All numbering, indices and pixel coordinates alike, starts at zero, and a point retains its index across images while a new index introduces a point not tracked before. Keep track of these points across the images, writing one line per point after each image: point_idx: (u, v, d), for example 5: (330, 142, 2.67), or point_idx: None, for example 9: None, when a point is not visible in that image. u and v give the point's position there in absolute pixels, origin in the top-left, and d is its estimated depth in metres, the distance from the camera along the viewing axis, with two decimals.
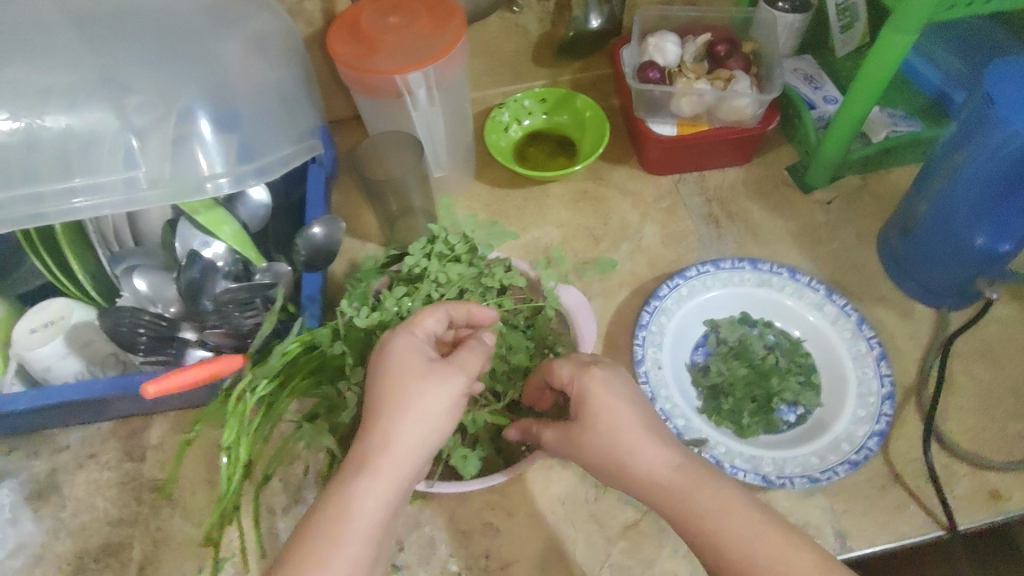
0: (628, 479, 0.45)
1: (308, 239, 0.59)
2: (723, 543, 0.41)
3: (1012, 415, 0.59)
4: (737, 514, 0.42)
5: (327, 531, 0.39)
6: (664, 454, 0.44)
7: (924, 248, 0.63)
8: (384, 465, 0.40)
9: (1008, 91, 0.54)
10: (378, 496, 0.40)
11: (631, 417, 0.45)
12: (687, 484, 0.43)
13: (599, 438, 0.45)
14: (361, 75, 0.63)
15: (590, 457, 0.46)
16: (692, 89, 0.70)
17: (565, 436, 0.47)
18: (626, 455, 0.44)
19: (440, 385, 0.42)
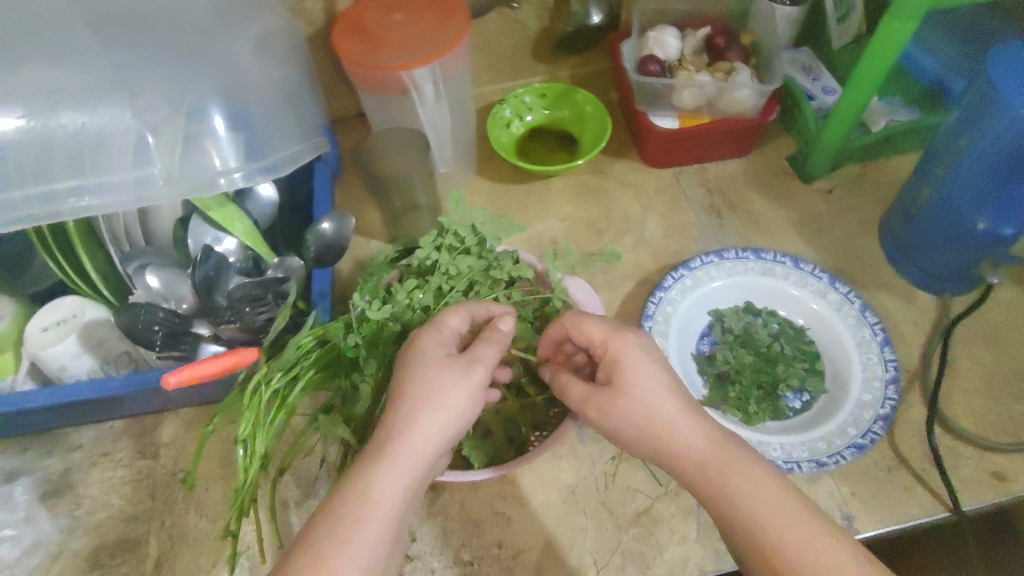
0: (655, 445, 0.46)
1: (318, 235, 0.60)
2: (744, 512, 0.43)
3: (1017, 397, 0.60)
4: (757, 483, 0.44)
5: (352, 516, 0.39)
6: (691, 421, 0.46)
7: (927, 233, 0.64)
8: (405, 454, 0.41)
9: (1013, 75, 0.54)
10: (397, 485, 0.41)
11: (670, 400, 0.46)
12: (710, 454, 0.45)
13: (639, 408, 0.46)
14: (368, 72, 0.64)
15: (617, 423, 0.47)
16: (693, 81, 0.71)
17: (600, 399, 0.47)
18: (655, 420, 0.46)
19: (458, 379, 0.44)
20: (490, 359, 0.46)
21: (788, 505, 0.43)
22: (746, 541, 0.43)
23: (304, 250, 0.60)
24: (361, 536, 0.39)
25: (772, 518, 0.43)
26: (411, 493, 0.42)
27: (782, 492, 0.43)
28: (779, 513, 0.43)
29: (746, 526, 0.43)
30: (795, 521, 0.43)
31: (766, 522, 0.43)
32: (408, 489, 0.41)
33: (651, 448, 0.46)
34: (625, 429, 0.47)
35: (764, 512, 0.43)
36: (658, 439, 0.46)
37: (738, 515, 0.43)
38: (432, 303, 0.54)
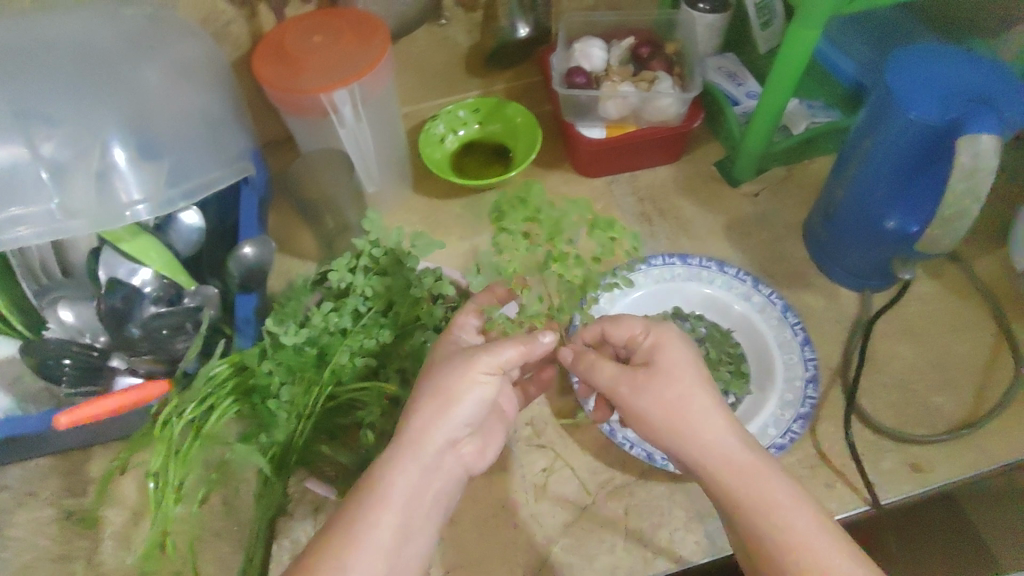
0: (678, 438, 0.46)
1: (239, 261, 0.59)
2: (750, 507, 0.44)
3: (933, 389, 0.62)
4: (763, 482, 0.44)
5: (366, 503, 0.43)
6: (717, 414, 0.46)
7: (844, 232, 0.65)
8: (418, 444, 0.45)
9: (906, 80, 0.55)
10: (410, 473, 0.44)
11: (702, 398, 0.47)
12: (729, 449, 0.45)
13: (668, 392, 0.47)
14: (287, 96, 0.64)
15: (645, 414, 0.48)
16: (617, 92, 0.72)
17: (628, 386, 0.49)
18: (682, 411, 0.46)
19: (472, 373, 0.47)
20: (507, 355, 0.48)
21: (792, 502, 0.43)
22: (751, 539, 0.44)
23: (228, 277, 0.60)
24: (372, 522, 0.42)
25: (776, 518, 0.43)
26: (422, 483, 0.45)
27: (789, 492, 0.44)
28: (783, 512, 0.43)
29: (750, 524, 0.44)
30: (796, 521, 0.43)
31: (769, 520, 0.43)
32: (421, 477, 0.44)
33: (672, 440, 0.47)
34: (652, 419, 0.47)
35: (769, 511, 0.43)
36: (681, 429, 0.46)
37: (745, 513, 0.44)
38: (350, 324, 0.54)
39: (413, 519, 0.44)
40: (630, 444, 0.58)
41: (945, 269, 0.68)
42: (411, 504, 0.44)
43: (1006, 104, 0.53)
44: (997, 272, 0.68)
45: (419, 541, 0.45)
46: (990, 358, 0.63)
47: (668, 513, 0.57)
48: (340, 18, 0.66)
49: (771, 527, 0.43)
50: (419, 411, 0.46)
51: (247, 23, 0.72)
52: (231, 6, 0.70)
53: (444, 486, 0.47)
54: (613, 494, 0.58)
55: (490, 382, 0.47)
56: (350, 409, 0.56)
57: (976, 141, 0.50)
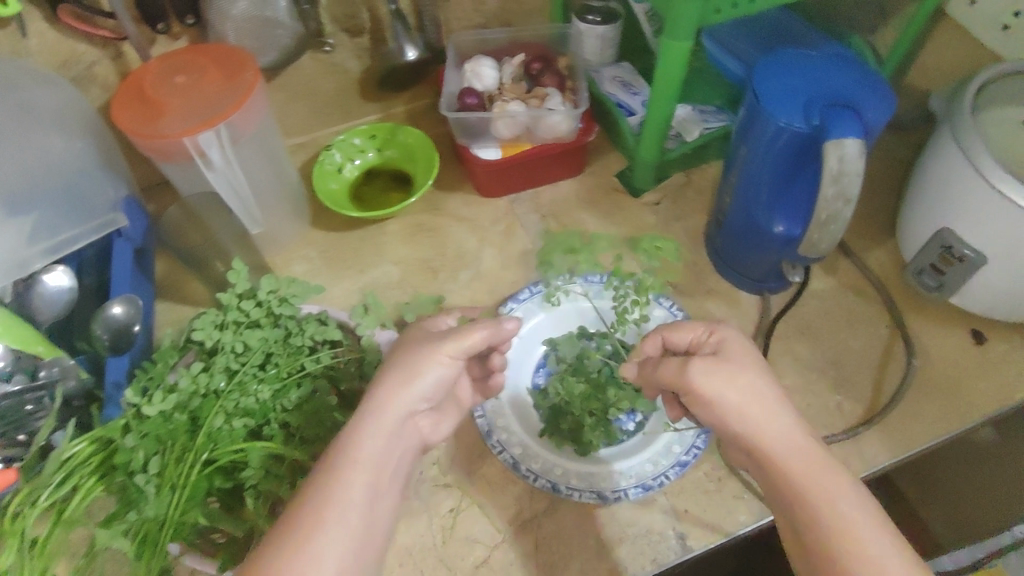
0: (754, 427, 0.43)
1: (106, 321, 0.57)
2: (819, 503, 0.40)
3: (832, 387, 0.62)
4: (832, 481, 0.41)
5: (330, 465, 0.41)
6: (787, 407, 0.44)
7: (737, 239, 0.66)
8: (383, 409, 0.44)
9: (772, 87, 0.56)
10: (379, 438, 0.43)
11: (761, 391, 0.44)
12: (795, 440, 0.42)
13: (741, 374, 0.45)
14: (147, 141, 0.60)
15: (719, 401, 0.44)
16: (505, 112, 0.70)
17: (702, 370, 0.45)
18: (756, 398, 0.44)
19: (439, 352, 0.47)
20: (472, 340, 0.48)
21: (860, 502, 0.40)
22: (815, 536, 0.40)
23: (94, 340, 0.56)
24: (345, 481, 0.41)
25: (836, 510, 0.40)
26: (389, 449, 0.44)
27: (856, 495, 0.40)
28: (846, 510, 0.40)
29: (813, 522, 0.40)
30: (863, 522, 0.39)
31: (830, 512, 0.40)
32: (389, 441, 0.44)
33: (746, 429, 0.43)
34: (727, 405, 0.44)
35: (834, 505, 0.40)
36: (755, 414, 0.43)
37: (811, 506, 0.40)
38: (224, 383, 0.52)
39: (382, 484, 0.43)
40: (536, 477, 0.57)
41: (838, 264, 0.70)
42: (379, 469, 0.42)
43: (867, 106, 0.54)
44: (890, 265, 0.69)
45: (387, 506, 0.43)
46: (884, 353, 0.64)
47: (578, 543, 0.56)
48: (205, 55, 0.63)
49: (835, 524, 0.39)
50: (390, 377, 0.46)
51: (114, 63, 0.69)
52: (93, 46, 0.67)
53: (405, 456, 0.46)
54: (524, 528, 0.57)
55: (454, 364, 0.47)
56: (234, 471, 0.52)
57: (841, 146, 0.50)
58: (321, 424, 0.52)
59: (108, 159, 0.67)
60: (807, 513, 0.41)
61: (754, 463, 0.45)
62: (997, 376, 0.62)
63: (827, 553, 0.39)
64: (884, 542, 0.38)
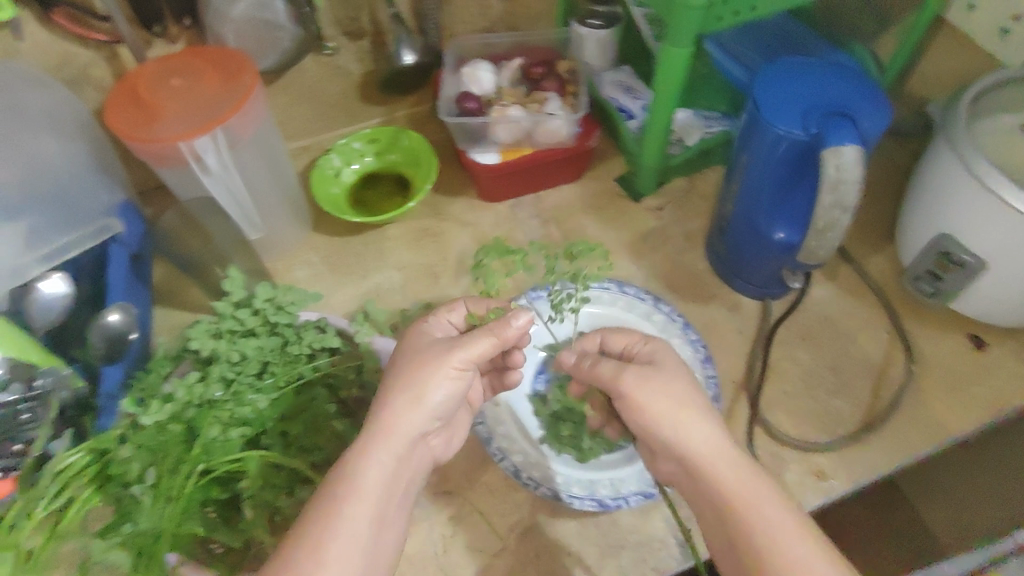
0: (680, 431, 0.47)
1: (102, 329, 0.56)
2: (743, 502, 0.43)
3: (832, 393, 0.62)
4: (751, 481, 0.44)
5: (336, 492, 0.43)
6: (709, 415, 0.48)
7: (737, 245, 0.66)
8: (390, 435, 0.46)
9: (772, 94, 0.56)
10: (384, 464, 0.45)
11: (684, 402, 0.48)
12: (715, 446, 0.46)
13: (666, 387, 0.49)
14: (143, 146, 0.59)
15: (648, 409, 0.48)
16: (506, 116, 0.70)
17: (635, 377, 0.49)
18: (681, 408, 0.48)
19: (443, 368, 0.48)
20: (479, 349, 0.50)
21: (776, 501, 0.43)
22: (737, 539, 0.43)
23: (90, 348, 0.56)
24: (349, 510, 0.42)
25: (750, 505, 0.43)
26: (395, 474, 0.46)
27: (769, 492, 0.44)
28: (769, 511, 0.43)
29: (734, 524, 0.43)
30: (780, 517, 0.42)
31: (759, 514, 0.43)
32: (394, 467, 0.45)
33: (674, 433, 0.47)
34: (657, 410, 0.48)
35: (758, 506, 0.43)
36: (681, 423, 0.47)
37: (732, 503, 0.44)
38: (221, 393, 0.50)
39: (388, 506, 0.45)
40: (536, 484, 0.56)
41: (840, 270, 0.70)
42: (384, 495, 0.45)
43: (864, 114, 0.54)
44: (890, 272, 0.69)
45: (392, 528, 0.45)
46: (885, 359, 0.64)
47: (579, 551, 0.55)
48: (201, 57, 0.63)
49: (757, 525, 0.42)
50: (394, 400, 0.47)
51: (109, 64, 0.68)
52: (87, 48, 0.66)
53: (413, 477, 0.49)
54: (524, 536, 0.56)
55: (461, 375, 0.49)
56: (233, 481, 0.52)
57: (839, 154, 0.50)
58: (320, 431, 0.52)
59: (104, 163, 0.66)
60: (727, 516, 0.44)
61: (682, 471, 0.48)
62: (995, 382, 0.62)
63: (746, 547, 0.42)
64: (802, 542, 0.41)
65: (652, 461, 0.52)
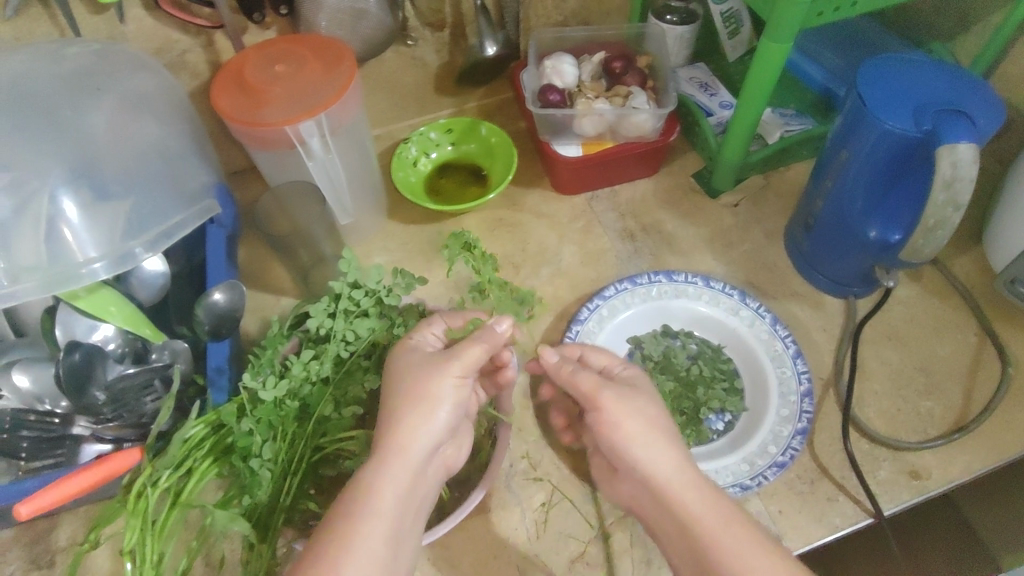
0: (644, 455, 0.47)
1: (209, 307, 0.57)
2: (704, 527, 0.44)
3: (922, 393, 0.62)
4: (703, 501, 0.45)
5: (351, 512, 0.42)
6: (669, 439, 0.48)
7: (826, 242, 0.66)
8: (405, 454, 0.45)
9: (877, 93, 0.55)
10: (397, 483, 0.44)
11: (640, 427, 0.48)
12: (665, 471, 0.46)
13: (628, 411, 0.48)
14: (251, 129, 0.61)
15: (625, 428, 0.48)
16: (592, 109, 0.70)
17: (616, 392, 0.49)
18: (648, 432, 0.48)
19: (445, 379, 0.47)
20: (473, 355, 0.48)
21: (731, 520, 0.44)
22: (702, 560, 0.44)
23: (197, 325, 0.57)
24: (364, 532, 0.41)
25: (716, 531, 0.43)
26: (409, 492, 0.45)
27: (731, 512, 0.44)
28: (727, 532, 0.43)
29: (699, 546, 0.44)
30: (739, 536, 0.43)
31: (716, 537, 0.43)
32: (408, 486, 0.45)
33: (638, 458, 0.47)
34: (630, 430, 0.48)
35: (712, 528, 0.44)
36: (640, 448, 0.47)
37: (695, 526, 0.44)
38: (332, 372, 0.52)
39: (403, 524, 0.44)
40: None
41: (925, 272, 0.69)
42: (399, 512, 0.44)
43: (976, 114, 0.53)
44: (975, 273, 0.69)
45: (409, 545, 0.44)
46: (975, 361, 0.64)
47: None
48: (304, 45, 0.64)
49: (716, 547, 0.43)
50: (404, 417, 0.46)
51: (205, 51, 0.69)
52: (187, 35, 0.67)
53: (428, 493, 0.47)
54: (617, 525, 0.57)
55: (462, 385, 0.48)
56: (336, 459, 0.53)
57: (955, 151, 0.50)
58: None
59: (201, 147, 0.67)
60: (690, 538, 0.44)
61: (646, 495, 0.48)
62: None
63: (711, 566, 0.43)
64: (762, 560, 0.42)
65: (613, 484, 0.54)
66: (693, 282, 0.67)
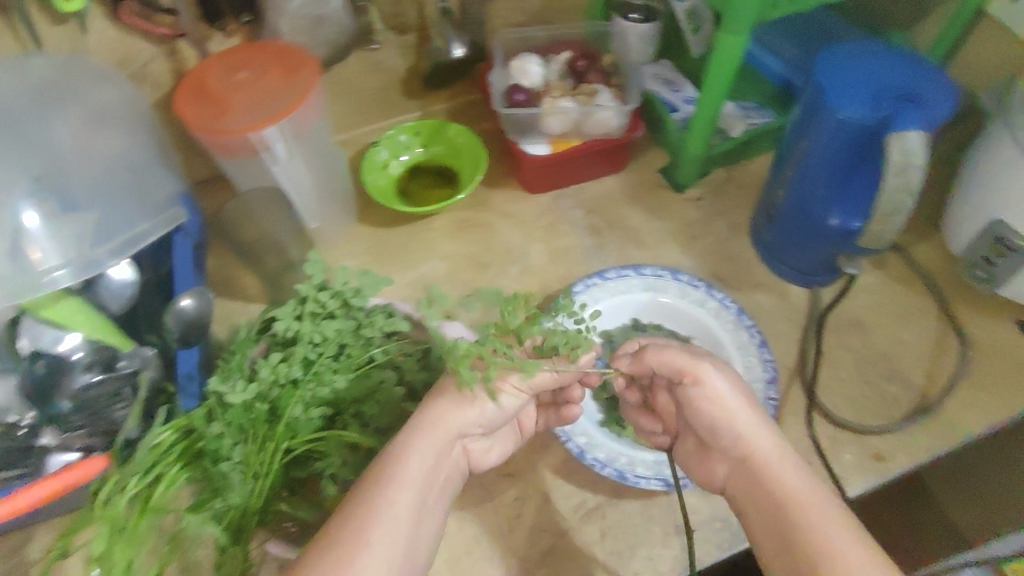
0: (749, 431, 0.50)
1: (177, 314, 0.57)
2: (802, 503, 0.46)
3: (885, 378, 0.64)
4: (805, 484, 0.47)
5: (380, 478, 0.46)
6: (769, 422, 0.50)
7: (789, 232, 0.67)
8: (436, 431, 0.48)
9: (836, 80, 0.56)
10: (424, 458, 0.47)
11: (741, 405, 0.50)
12: (767, 447, 0.49)
13: (732, 389, 0.51)
14: (214, 137, 0.61)
15: (727, 404, 0.50)
16: (556, 107, 0.72)
17: (719, 369, 0.52)
18: (748, 410, 0.50)
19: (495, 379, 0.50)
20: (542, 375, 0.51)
21: (833, 504, 0.46)
22: (794, 536, 0.45)
23: (166, 333, 0.57)
24: (392, 498, 0.45)
25: (812, 509, 0.46)
26: (432, 470, 0.48)
27: (822, 497, 0.46)
28: (828, 514, 0.45)
29: (793, 521, 0.45)
30: (831, 518, 0.45)
31: (815, 515, 0.45)
32: (433, 463, 0.48)
33: (740, 432, 0.50)
34: (731, 408, 0.50)
35: (809, 507, 0.46)
36: (745, 424, 0.50)
37: (792, 501, 0.46)
38: (301, 374, 0.52)
39: (427, 500, 0.47)
40: (602, 466, 0.57)
41: (887, 259, 0.71)
42: (425, 486, 0.47)
43: (932, 98, 0.54)
44: (935, 258, 0.71)
45: (431, 521, 0.47)
46: (936, 345, 0.65)
47: (642, 532, 0.57)
48: (263, 51, 0.64)
49: (814, 526, 0.45)
50: (459, 406, 0.49)
51: (168, 60, 0.69)
52: (149, 43, 0.67)
53: (451, 475, 0.51)
54: (587, 517, 0.58)
55: (518, 396, 0.51)
56: (308, 461, 0.53)
57: (904, 139, 0.51)
58: (393, 414, 0.54)
59: (166, 156, 0.67)
60: (784, 513, 0.46)
61: (740, 472, 0.50)
62: None
63: (798, 541, 0.45)
64: (852, 543, 0.43)
65: (698, 464, 0.54)
66: (660, 275, 0.68)
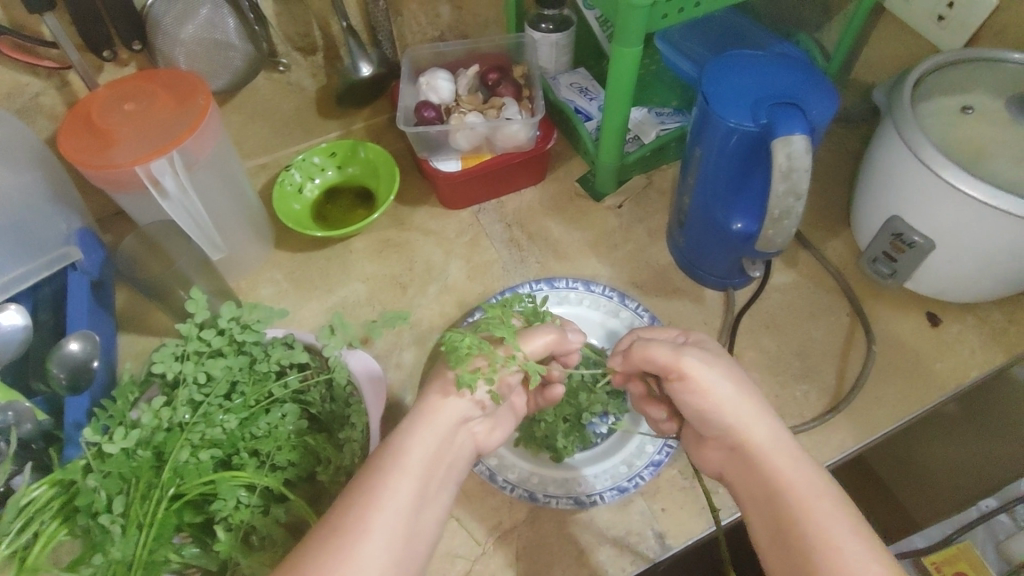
0: (743, 419, 0.46)
1: (62, 359, 0.55)
2: (798, 492, 0.42)
3: (799, 377, 0.64)
4: (801, 472, 0.43)
5: (379, 467, 0.42)
6: (767, 409, 0.47)
7: (698, 238, 0.67)
8: (435, 419, 0.45)
9: (723, 86, 0.56)
10: (427, 447, 0.44)
11: (733, 396, 0.46)
12: (762, 437, 0.45)
13: (728, 369, 0.48)
14: (99, 172, 0.59)
15: (714, 392, 0.47)
16: (464, 124, 0.70)
17: (699, 358, 0.48)
18: (744, 396, 0.47)
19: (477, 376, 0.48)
20: (535, 342, 0.51)
21: (833, 495, 0.41)
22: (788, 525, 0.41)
23: (52, 380, 0.55)
24: (393, 486, 0.41)
25: (808, 496, 0.41)
26: (437, 458, 0.44)
27: (825, 485, 0.42)
28: (824, 503, 0.41)
29: (787, 508, 0.41)
30: (831, 512, 0.40)
31: (815, 503, 0.41)
32: (436, 449, 0.44)
33: (734, 418, 0.46)
34: (719, 397, 0.46)
35: (808, 498, 0.41)
36: (742, 412, 0.46)
37: (789, 489, 0.42)
38: (189, 416, 0.50)
39: (429, 491, 0.43)
40: (515, 487, 0.58)
41: (799, 257, 0.71)
42: (428, 476, 0.43)
43: (811, 102, 0.55)
44: (846, 255, 0.71)
45: (436, 513, 0.43)
46: (846, 341, 0.66)
47: (559, 550, 0.56)
48: (156, 81, 0.63)
49: (813, 519, 0.40)
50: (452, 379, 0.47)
51: (60, 93, 0.67)
52: (37, 77, 0.65)
53: (458, 462, 0.47)
54: (504, 538, 0.57)
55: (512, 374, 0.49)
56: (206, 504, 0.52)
57: (789, 143, 0.51)
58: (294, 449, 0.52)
59: (60, 192, 0.65)
60: (778, 502, 0.42)
61: (735, 461, 0.46)
62: (953, 356, 0.64)
63: (791, 531, 0.41)
64: (853, 531, 0.39)
65: (697, 451, 0.51)
66: (576, 287, 0.68)
